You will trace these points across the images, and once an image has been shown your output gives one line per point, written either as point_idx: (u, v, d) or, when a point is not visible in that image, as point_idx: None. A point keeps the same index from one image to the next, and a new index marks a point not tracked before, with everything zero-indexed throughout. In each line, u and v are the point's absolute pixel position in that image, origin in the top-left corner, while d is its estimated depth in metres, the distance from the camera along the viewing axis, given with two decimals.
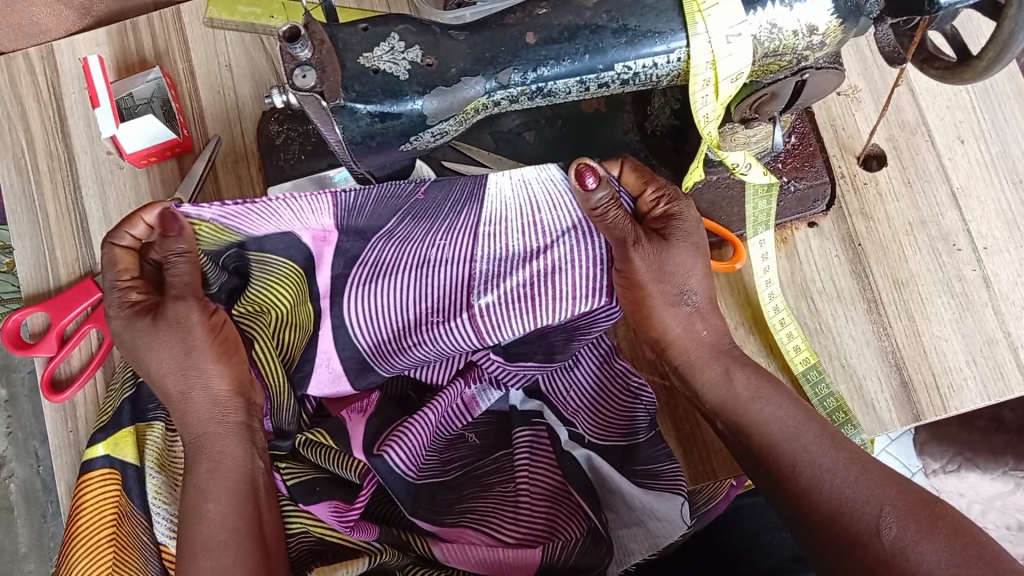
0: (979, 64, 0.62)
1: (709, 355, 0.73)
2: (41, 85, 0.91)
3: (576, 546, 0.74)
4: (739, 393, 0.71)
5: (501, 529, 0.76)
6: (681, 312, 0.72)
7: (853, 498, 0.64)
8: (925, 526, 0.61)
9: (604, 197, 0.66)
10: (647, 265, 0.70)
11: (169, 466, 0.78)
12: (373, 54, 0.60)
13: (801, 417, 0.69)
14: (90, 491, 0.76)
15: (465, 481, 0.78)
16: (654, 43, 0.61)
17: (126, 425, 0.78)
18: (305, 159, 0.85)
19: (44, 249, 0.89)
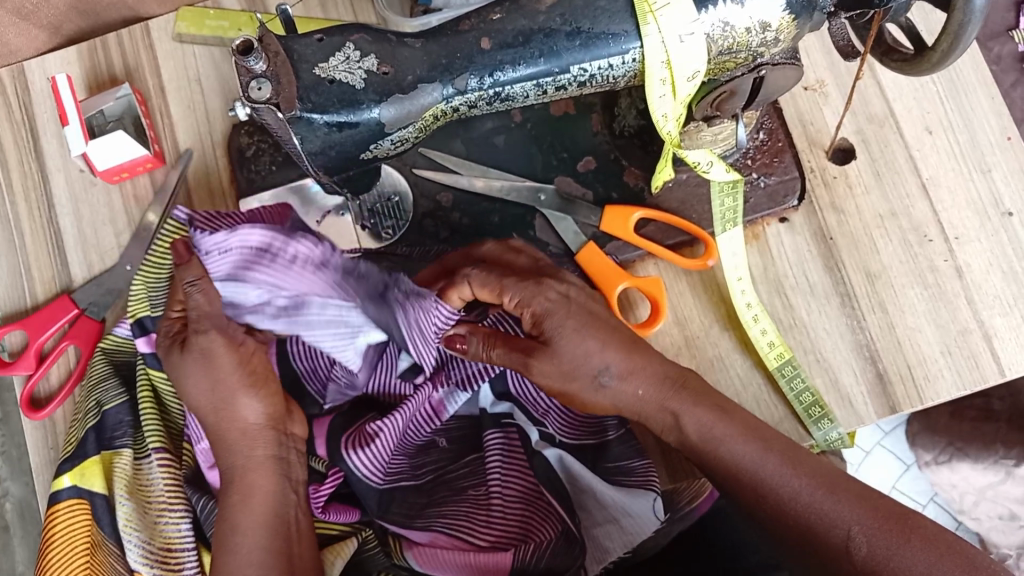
0: (934, 55, 0.63)
1: (653, 408, 0.72)
2: (13, 106, 0.92)
3: (546, 549, 0.74)
4: (689, 435, 0.71)
5: (473, 535, 0.76)
6: (606, 389, 0.72)
7: (820, 520, 0.64)
8: (897, 537, 0.61)
9: (476, 348, 0.72)
10: (553, 376, 0.71)
11: (137, 493, 0.79)
12: (329, 64, 0.60)
13: (757, 449, 0.68)
14: (60, 522, 0.77)
15: (439, 486, 0.79)
16: (609, 45, 0.61)
17: (92, 455, 0.79)
18: (276, 170, 0.86)
19: (21, 269, 0.89)
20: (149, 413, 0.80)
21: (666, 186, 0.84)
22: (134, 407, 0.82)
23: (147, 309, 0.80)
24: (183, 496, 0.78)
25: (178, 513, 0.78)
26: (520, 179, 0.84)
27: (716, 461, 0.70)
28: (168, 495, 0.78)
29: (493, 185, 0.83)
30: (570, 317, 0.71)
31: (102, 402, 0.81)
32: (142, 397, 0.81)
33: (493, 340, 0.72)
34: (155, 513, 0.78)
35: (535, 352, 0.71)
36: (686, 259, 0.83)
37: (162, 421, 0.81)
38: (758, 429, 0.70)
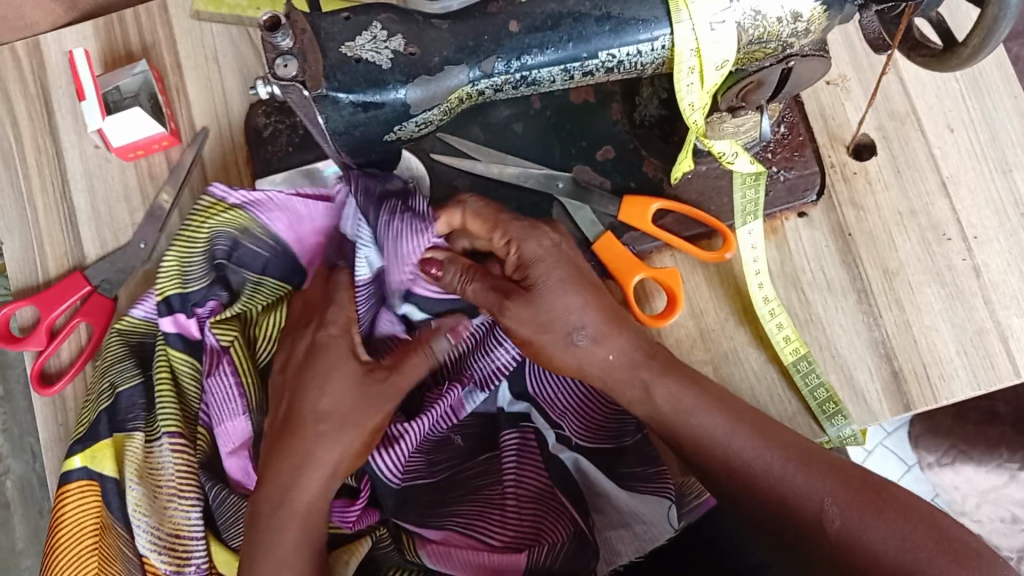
0: (964, 51, 0.62)
1: (625, 374, 0.71)
2: (28, 79, 0.91)
3: (560, 550, 0.74)
4: (662, 408, 0.71)
5: (489, 531, 0.76)
6: (577, 351, 0.71)
7: (793, 493, 0.66)
8: (869, 512, 0.64)
9: (454, 277, 0.72)
10: (525, 325, 0.70)
11: (148, 476, 0.78)
12: (356, 43, 0.60)
13: (727, 423, 0.69)
14: (70, 505, 0.77)
15: (458, 485, 0.78)
16: (638, 31, 0.61)
17: (104, 437, 0.78)
18: (293, 151, 0.85)
19: (33, 243, 0.89)
20: (165, 397, 0.78)
21: (685, 177, 0.84)
22: (148, 390, 0.80)
23: (178, 289, 0.79)
24: (196, 483, 0.78)
25: (188, 501, 0.77)
26: (535, 166, 0.84)
27: (688, 434, 0.70)
28: (179, 481, 0.78)
29: (507, 171, 0.83)
30: (559, 267, 0.70)
31: (117, 385, 0.80)
32: (159, 375, 0.79)
33: (473, 272, 0.72)
34: (165, 499, 0.78)
35: (513, 295, 0.70)
36: (702, 251, 0.83)
37: (179, 405, 0.79)
38: (732, 403, 0.71)
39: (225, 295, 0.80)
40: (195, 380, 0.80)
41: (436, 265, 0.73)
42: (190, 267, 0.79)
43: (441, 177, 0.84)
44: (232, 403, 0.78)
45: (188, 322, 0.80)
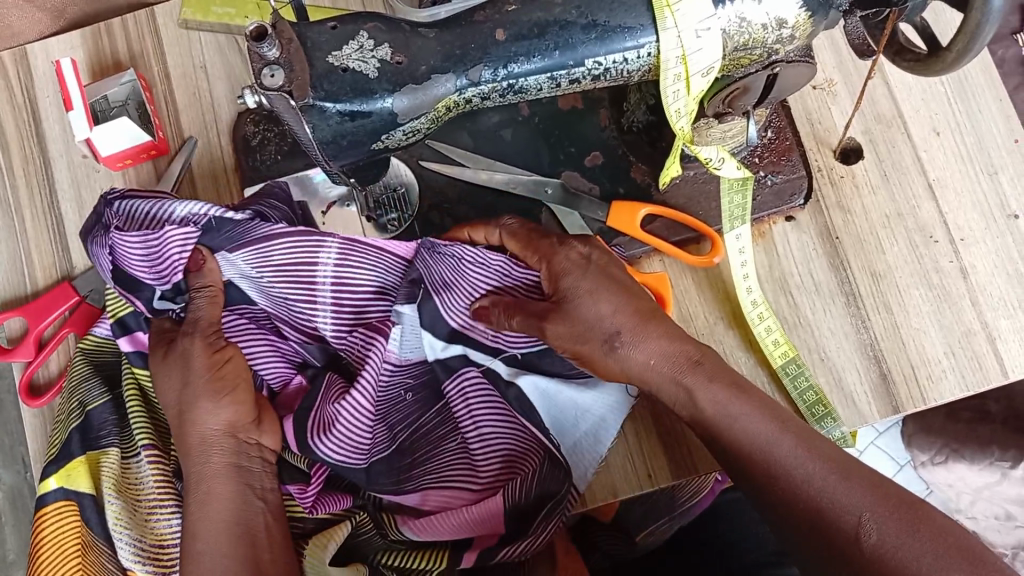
0: (948, 55, 0.63)
1: (666, 376, 0.68)
2: (14, 89, 0.91)
3: (535, 482, 0.74)
4: (705, 410, 0.67)
5: (465, 489, 0.77)
6: (620, 356, 0.68)
7: (830, 505, 0.62)
8: (906, 528, 0.60)
9: (496, 316, 0.70)
10: (564, 339, 0.68)
11: (126, 490, 0.77)
12: (342, 52, 0.60)
13: (774, 428, 0.66)
14: (49, 525, 0.77)
15: (417, 444, 0.77)
16: (624, 38, 0.61)
17: (76, 455, 0.78)
18: (281, 160, 0.85)
19: (22, 254, 0.89)
20: (135, 411, 0.78)
21: (673, 182, 0.84)
22: (117, 405, 0.81)
23: (128, 309, 0.78)
24: (174, 492, 0.77)
25: (168, 510, 0.77)
26: (524, 172, 0.84)
27: (731, 438, 0.67)
28: (159, 492, 0.77)
29: (495, 178, 0.83)
30: (587, 280, 0.69)
31: (85, 404, 0.80)
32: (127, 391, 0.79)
33: (511, 310, 0.70)
34: (146, 511, 0.77)
35: (551, 314, 0.68)
36: (691, 256, 0.83)
37: (150, 416, 0.79)
38: (775, 409, 0.68)
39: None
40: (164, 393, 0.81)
41: (484, 312, 0.71)
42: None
43: (429, 183, 0.84)
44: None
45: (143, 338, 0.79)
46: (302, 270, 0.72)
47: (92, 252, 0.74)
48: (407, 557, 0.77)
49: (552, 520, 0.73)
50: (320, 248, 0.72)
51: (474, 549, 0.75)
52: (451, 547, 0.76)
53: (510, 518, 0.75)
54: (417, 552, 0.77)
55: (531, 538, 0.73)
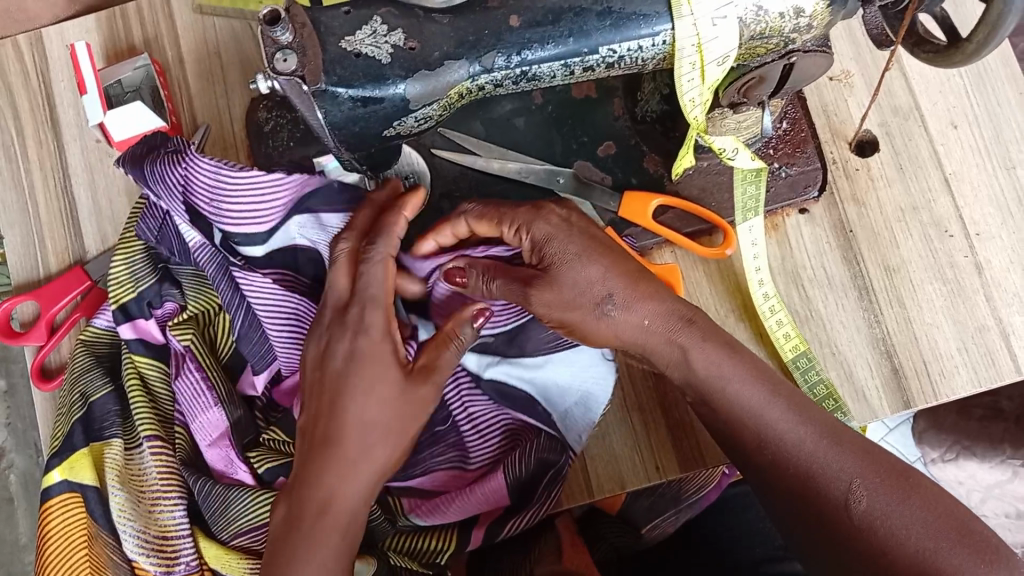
0: (969, 47, 0.62)
1: (661, 340, 0.69)
2: (29, 73, 0.91)
3: (538, 455, 0.75)
4: (696, 370, 0.68)
5: (461, 471, 0.78)
6: (610, 319, 0.69)
7: (822, 471, 0.64)
8: (895, 496, 0.62)
9: (477, 281, 0.72)
10: (553, 307, 0.70)
11: (130, 482, 0.78)
12: (356, 38, 0.59)
13: (764, 396, 0.67)
14: (54, 520, 0.77)
15: (419, 431, 0.79)
16: (640, 26, 0.61)
17: (80, 447, 0.78)
18: (294, 146, 0.85)
19: (35, 238, 0.89)
20: (138, 402, 0.79)
21: (686, 173, 0.83)
22: (120, 397, 0.81)
23: (133, 295, 0.80)
24: (178, 482, 0.78)
25: (172, 501, 0.78)
26: (537, 161, 0.83)
27: (723, 404, 0.68)
28: (163, 483, 0.78)
29: (508, 167, 0.82)
30: (573, 242, 0.70)
31: (88, 395, 0.80)
32: (130, 382, 0.80)
33: (494, 272, 0.71)
34: (150, 501, 0.77)
35: (535, 283, 0.69)
36: (703, 248, 0.83)
37: (153, 405, 0.80)
38: (768, 375, 0.69)
39: (179, 295, 0.81)
40: (166, 382, 0.81)
41: (458, 272, 0.73)
42: (138, 270, 0.81)
43: (441, 171, 0.84)
44: (203, 397, 0.78)
45: (145, 325, 0.81)
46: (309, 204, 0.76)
47: (154, 172, 0.77)
48: (419, 539, 0.79)
49: (557, 489, 0.75)
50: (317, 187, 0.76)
51: (481, 525, 0.77)
52: (458, 526, 0.78)
53: (513, 494, 0.76)
54: (430, 533, 0.79)
55: (537, 512, 0.75)
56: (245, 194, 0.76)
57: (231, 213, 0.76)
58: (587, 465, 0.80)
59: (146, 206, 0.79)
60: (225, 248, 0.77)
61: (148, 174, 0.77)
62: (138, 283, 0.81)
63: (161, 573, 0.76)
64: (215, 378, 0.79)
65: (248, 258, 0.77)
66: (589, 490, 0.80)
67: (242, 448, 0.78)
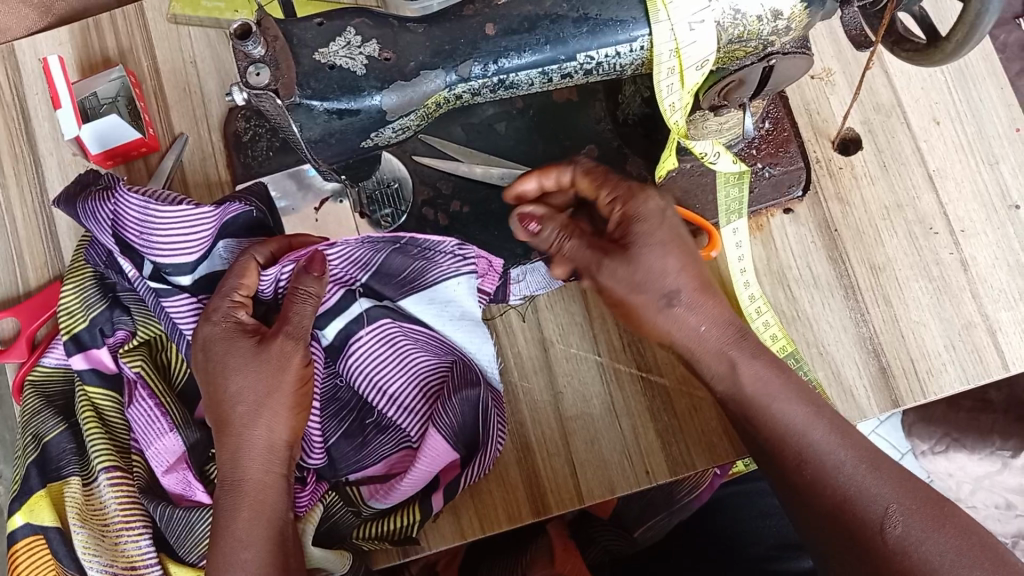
0: (947, 46, 0.62)
1: (712, 353, 0.68)
2: (3, 87, 0.90)
3: (461, 397, 0.76)
4: (743, 386, 0.68)
5: (410, 450, 0.79)
6: (672, 315, 0.67)
7: (859, 495, 0.64)
8: (931, 523, 0.62)
9: (551, 233, 0.68)
10: (620, 283, 0.66)
11: (91, 518, 0.79)
12: (329, 49, 0.59)
13: (808, 413, 0.67)
14: (23, 560, 0.80)
15: (362, 424, 0.79)
16: (617, 32, 0.60)
17: (37, 490, 0.80)
18: (273, 156, 0.85)
19: (13, 254, 0.88)
20: (93, 433, 0.80)
21: (669, 175, 0.83)
22: (75, 434, 0.82)
23: (84, 324, 0.80)
24: (140, 509, 0.79)
25: (136, 531, 0.79)
26: (520, 166, 0.83)
27: (765, 421, 0.67)
28: (123, 513, 0.79)
29: (490, 173, 0.82)
30: (660, 230, 0.66)
31: (41, 436, 0.82)
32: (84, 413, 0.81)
33: (572, 231, 0.68)
34: (113, 535, 0.79)
35: (611, 252, 0.66)
36: None
37: (109, 435, 0.81)
38: (815, 397, 0.68)
39: (130, 322, 0.81)
40: (120, 411, 0.82)
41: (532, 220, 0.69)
42: (89, 297, 0.81)
43: (423, 178, 0.83)
44: (157, 423, 0.79)
45: (97, 354, 0.81)
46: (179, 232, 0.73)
47: (86, 207, 0.74)
48: (384, 522, 0.78)
49: (491, 421, 0.77)
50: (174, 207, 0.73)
51: (439, 490, 0.77)
52: (418, 499, 0.77)
53: (458, 446, 0.77)
54: (395, 514, 0.78)
55: (486, 454, 0.77)
56: (175, 227, 0.73)
57: (159, 244, 0.73)
58: (577, 470, 0.80)
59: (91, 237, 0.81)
60: (154, 280, 0.74)
61: (81, 210, 0.75)
62: (83, 304, 0.81)
63: None
64: (168, 404, 0.80)
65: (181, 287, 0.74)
66: (579, 496, 0.80)
67: (197, 467, 0.80)
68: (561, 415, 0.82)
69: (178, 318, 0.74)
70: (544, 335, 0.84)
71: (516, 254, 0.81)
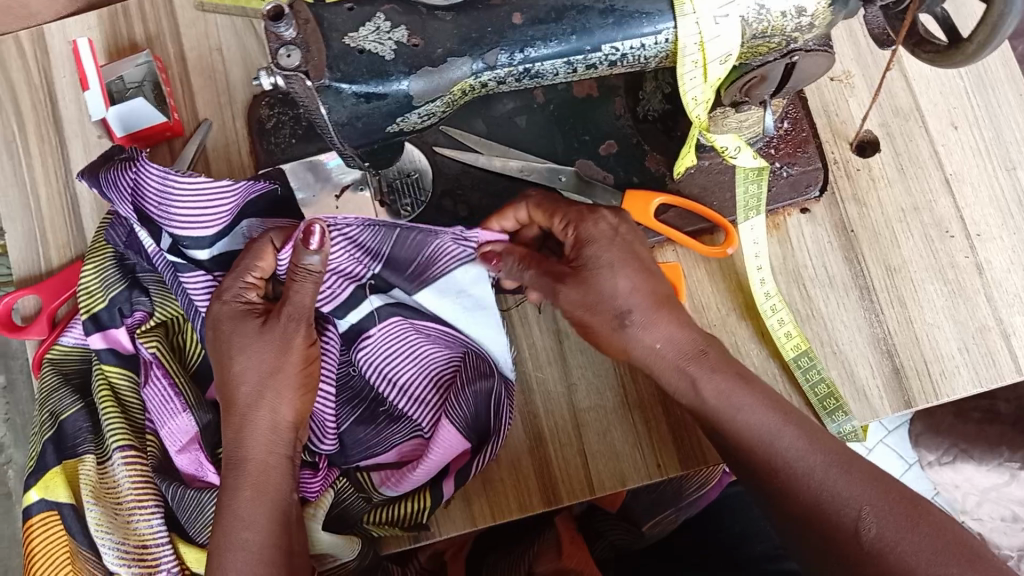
0: (969, 47, 0.62)
1: (671, 369, 0.68)
2: (31, 69, 0.91)
3: (475, 388, 0.77)
4: (707, 402, 0.67)
5: (423, 439, 0.79)
6: (627, 334, 0.68)
7: (830, 497, 0.63)
8: (906, 523, 0.60)
9: (511, 265, 0.73)
10: (579, 307, 0.68)
11: (104, 496, 0.80)
12: (359, 34, 0.60)
13: (776, 420, 0.66)
14: (37, 537, 0.80)
15: (374, 412, 0.79)
16: (642, 24, 0.61)
17: (53, 466, 0.81)
18: (295, 143, 0.86)
19: (36, 233, 0.89)
20: (110, 412, 0.81)
21: (688, 172, 0.83)
22: (91, 413, 0.83)
23: (104, 304, 0.81)
24: (153, 489, 0.80)
25: (147, 510, 0.79)
26: (536, 159, 0.83)
27: (732, 429, 0.67)
28: (137, 492, 0.79)
29: (509, 165, 0.82)
30: (611, 250, 0.68)
31: (58, 414, 0.83)
32: (101, 393, 0.81)
33: (528, 262, 0.72)
34: (126, 514, 0.79)
35: (564, 278, 0.69)
36: (705, 247, 0.82)
37: (123, 415, 0.81)
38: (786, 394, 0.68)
39: (148, 303, 0.82)
40: (136, 392, 0.83)
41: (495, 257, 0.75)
42: (109, 277, 0.82)
43: (443, 170, 0.83)
44: (170, 403, 0.79)
45: (116, 335, 0.82)
46: (201, 205, 0.75)
47: (108, 178, 0.76)
48: (394, 508, 0.78)
49: (503, 416, 0.77)
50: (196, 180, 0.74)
51: (451, 475, 0.77)
52: (429, 484, 0.78)
53: (470, 435, 0.77)
54: (405, 500, 0.78)
55: (495, 444, 0.77)
56: (198, 199, 0.74)
57: (179, 216, 0.74)
58: (588, 462, 0.80)
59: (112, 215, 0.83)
60: (173, 253, 0.76)
61: (104, 181, 0.76)
62: (101, 284, 0.82)
63: None
64: (182, 384, 0.81)
65: (196, 262, 0.76)
66: (589, 487, 0.80)
67: (209, 449, 0.81)
68: (574, 407, 0.82)
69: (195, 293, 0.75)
70: (559, 327, 0.84)
71: None
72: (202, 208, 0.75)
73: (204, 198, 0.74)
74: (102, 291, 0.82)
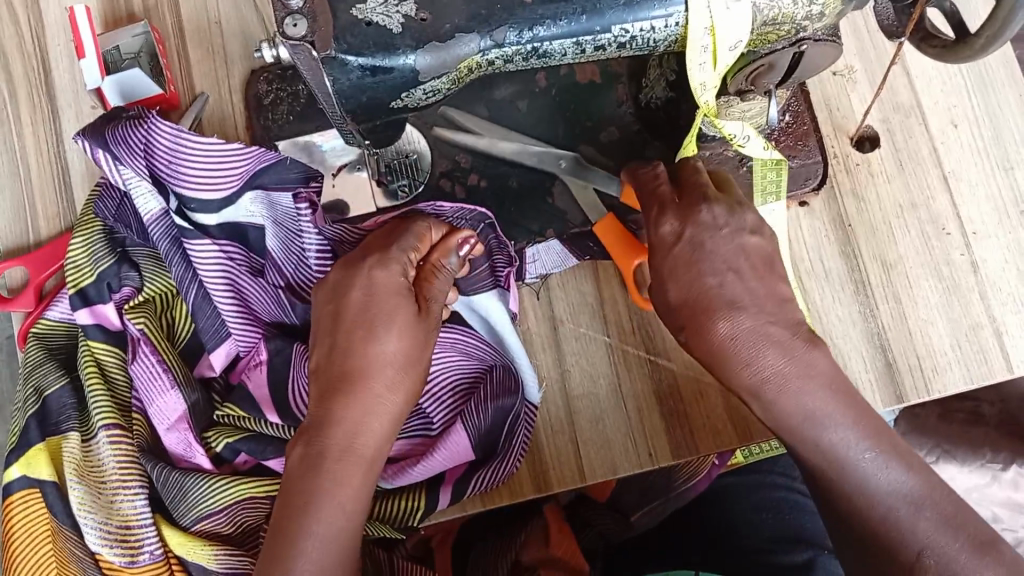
0: (977, 42, 0.62)
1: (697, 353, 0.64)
2: (24, 35, 0.89)
3: (495, 404, 0.79)
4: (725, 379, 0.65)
5: (426, 437, 0.81)
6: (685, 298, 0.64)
7: (862, 471, 0.62)
8: (927, 506, 0.62)
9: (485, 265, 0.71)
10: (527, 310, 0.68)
11: (88, 474, 0.78)
12: (365, 6, 0.58)
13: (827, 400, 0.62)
14: (17, 514, 0.80)
15: None
16: (652, 7, 0.60)
17: (36, 443, 0.80)
18: (293, 120, 0.83)
19: (26, 202, 0.88)
20: (95, 388, 0.79)
21: None
22: (76, 389, 0.82)
23: (91, 279, 0.80)
24: (138, 469, 0.78)
25: (132, 490, 0.78)
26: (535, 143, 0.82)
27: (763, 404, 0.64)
28: (122, 472, 0.78)
29: (503, 149, 0.81)
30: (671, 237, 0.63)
31: (42, 389, 0.81)
32: (86, 368, 0.80)
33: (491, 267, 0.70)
34: (109, 493, 0.78)
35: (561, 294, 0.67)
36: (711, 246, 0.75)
37: (110, 393, 0.80)
38: None
39: (138, 278, 0.82)
40: (122, 368, 0.81)
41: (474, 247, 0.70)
42: (97, 250, 0.81)
43: (441, 151, 0.82)
44: (159, 379, 0.78)
45: (104, 311, 0.81)
46: (214, 169, 0.74)
47: (112, 132, 0.74)
48: (387, 503, 0.79)
49: (516, 435, 0.78)
50: (210, 143, 0.73)
51: (447, 486, 0.78)
52: (426, 486, 0.78)
53: (479, 447, 0.79)
54: (396, 496, 0.79)
55: (504, 462, 0.78)
56: (207, 162, 0.73)
57: (188, 179, 0.74)
58: (581, 451, 0.80)
59: (103, 186, 0.81)
60: (179, 216, 0.76)
61: (108, 136, 0.74)
62: (91, 255, 0.81)
63: (126, 562, 0.77)
64: (171, 361, 0.80)
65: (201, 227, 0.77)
66: (582, 476, 0.80)
67: (198, 430, 0.80)
68: (567, 394, 0.82)
69: (202, 266, 0.77)
70: (554, 313, 0.84)
71: (531, 232, 0.81)
72: (212, 173, 0.74)
73: (218, 162, 0.73)
74: (89, 264, 0.81)
